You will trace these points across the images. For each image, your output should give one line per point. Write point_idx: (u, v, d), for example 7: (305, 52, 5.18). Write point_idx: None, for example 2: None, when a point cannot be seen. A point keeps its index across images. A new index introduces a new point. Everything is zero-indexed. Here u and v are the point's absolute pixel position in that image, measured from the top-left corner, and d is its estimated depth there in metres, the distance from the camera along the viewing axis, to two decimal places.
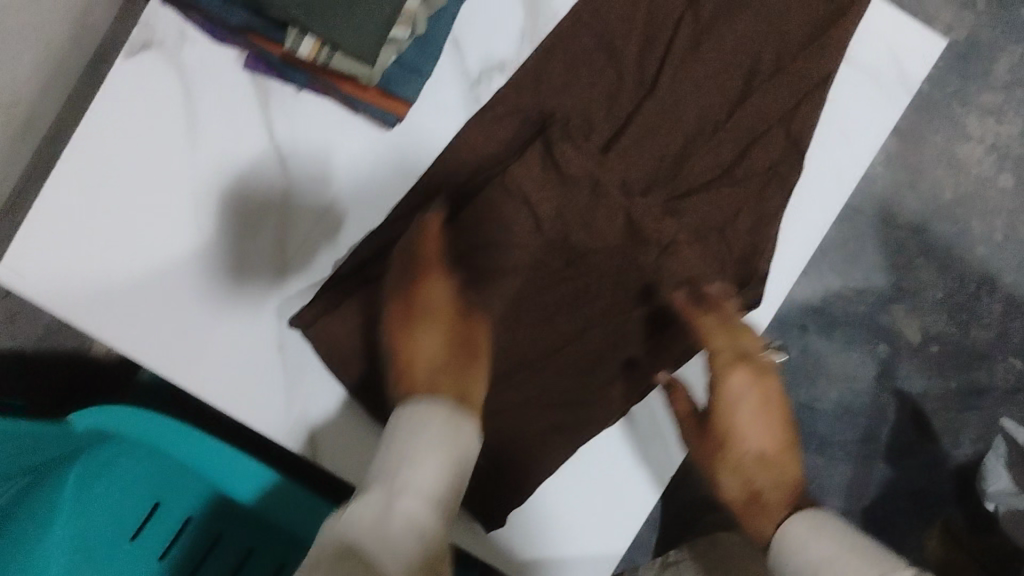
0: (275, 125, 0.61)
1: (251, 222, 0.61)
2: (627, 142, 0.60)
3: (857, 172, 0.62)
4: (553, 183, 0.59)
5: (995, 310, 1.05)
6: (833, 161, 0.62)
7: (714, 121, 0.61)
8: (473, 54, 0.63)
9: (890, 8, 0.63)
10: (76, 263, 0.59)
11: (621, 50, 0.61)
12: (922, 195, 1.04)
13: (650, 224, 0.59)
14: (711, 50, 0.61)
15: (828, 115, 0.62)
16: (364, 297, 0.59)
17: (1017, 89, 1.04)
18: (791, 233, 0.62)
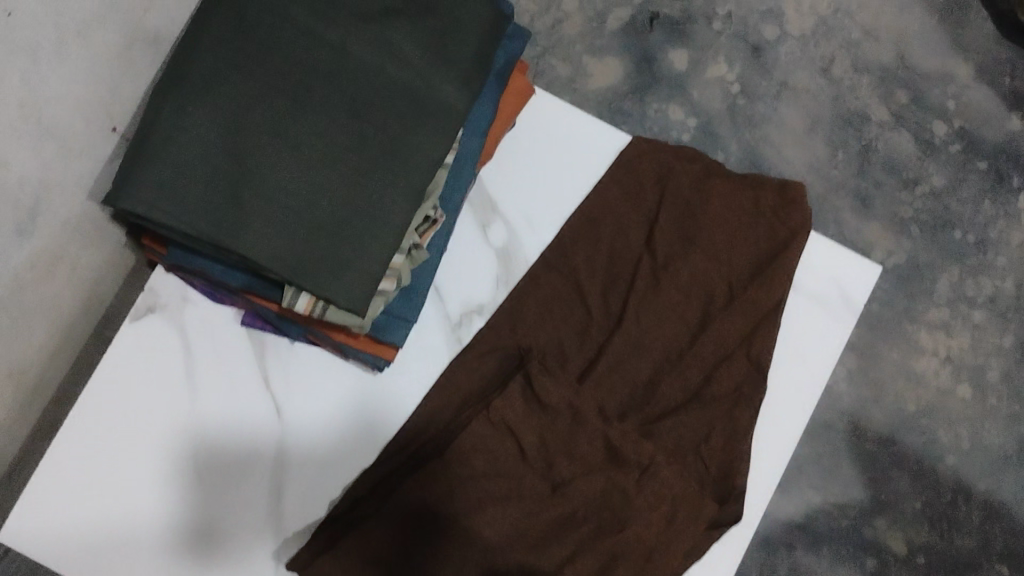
0: (271, 375, 0.66)
1: (247, 468, 0.64)
2: (599, 373, 0.65)
3: (817, 388, 0.66)
4: (534, 414, 0.64)
5: (974, 517, 1.07)
6: (795, 380, 0.66)
7: (678, 349, 0.66)
8: (454, 299, 0.68)
9: (829, 240, 0.69)
10: (77, 518, 0.62)
11: (589, 289, 0.67)
12: (887, 408, 1.08)
13: (628, 448, 0.63)
14: (671, 284, 0.66)
15: (784, 337, 0.67)
16: (356, 536, 0.61)
17: (960, 304, 1.11)
18: (763, 449, 0.65)
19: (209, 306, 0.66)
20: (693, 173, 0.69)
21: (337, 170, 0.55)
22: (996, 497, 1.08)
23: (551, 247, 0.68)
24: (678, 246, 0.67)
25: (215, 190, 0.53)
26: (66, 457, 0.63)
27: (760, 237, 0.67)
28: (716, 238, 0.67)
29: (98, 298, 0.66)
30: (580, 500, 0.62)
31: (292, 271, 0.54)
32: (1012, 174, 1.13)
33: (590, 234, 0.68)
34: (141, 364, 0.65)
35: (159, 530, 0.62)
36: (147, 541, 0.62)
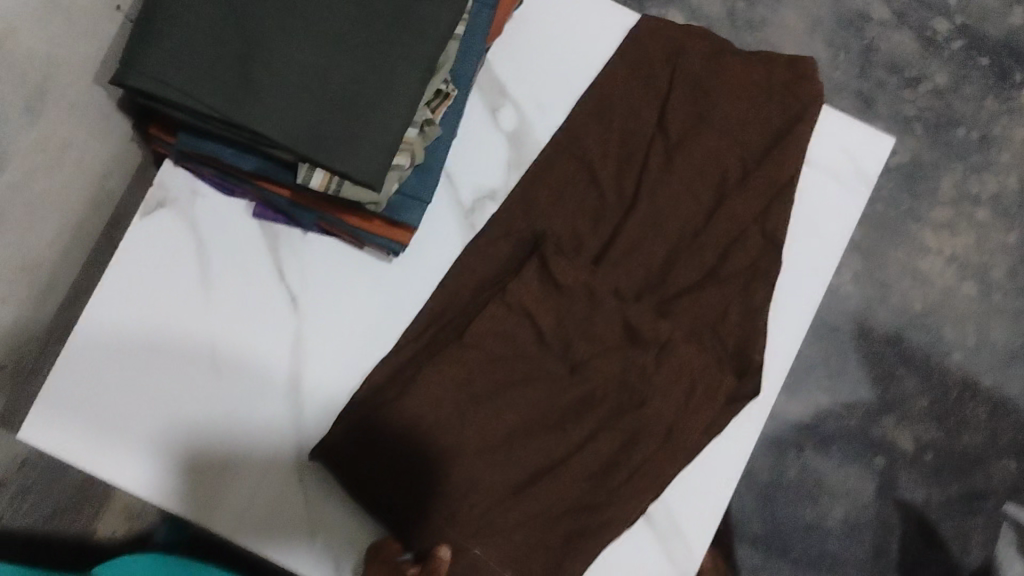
0: (285, 266, 0.66)
1: (266, 359, 0.64)
2: (615, 254, 0.65)
3: (833, 261, 0.67)
4: (551, 295, 0.63)
5: (981, 412, 1.08)
6: (808, 254, 0.66)
7: (693, 228, 0.65)
8: (466, 186, 0.68)
9: (839, 114, 0.69)
10: (96, 416, 0.62)
11: (603, 173, 0.67)
12: (893, 308, 1.09)
13: (646, 325, 0.62)
14: (682, 163, 0.66)
15: (798, 212, 0.67)
16: (377, 420, 0.61)
17: (965, 202, 1.11)
18: (777, 323, 0.65)
19: (221, 198, 0.66)
20: (703, 53, 0.68)
21: (348, 45, 0.54)
22: (1003, 392, 1.09)
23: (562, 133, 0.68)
24: (691, 126, 0.67)
25: (227, 70, 0.53)
26: (89, 357, 0.62)
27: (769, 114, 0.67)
28: (726, 116, 0.67)
29: (109, 195, 0.66)
30: (599, 380, 0.62)
31: (306, 146, 0.53)
32: (1015, 70, 1.13)
33: (602, 117, 0.68)
34: (156, 261, 0.64)
35: (187, 425, 0.62)
36: (175, 436, 0.62)
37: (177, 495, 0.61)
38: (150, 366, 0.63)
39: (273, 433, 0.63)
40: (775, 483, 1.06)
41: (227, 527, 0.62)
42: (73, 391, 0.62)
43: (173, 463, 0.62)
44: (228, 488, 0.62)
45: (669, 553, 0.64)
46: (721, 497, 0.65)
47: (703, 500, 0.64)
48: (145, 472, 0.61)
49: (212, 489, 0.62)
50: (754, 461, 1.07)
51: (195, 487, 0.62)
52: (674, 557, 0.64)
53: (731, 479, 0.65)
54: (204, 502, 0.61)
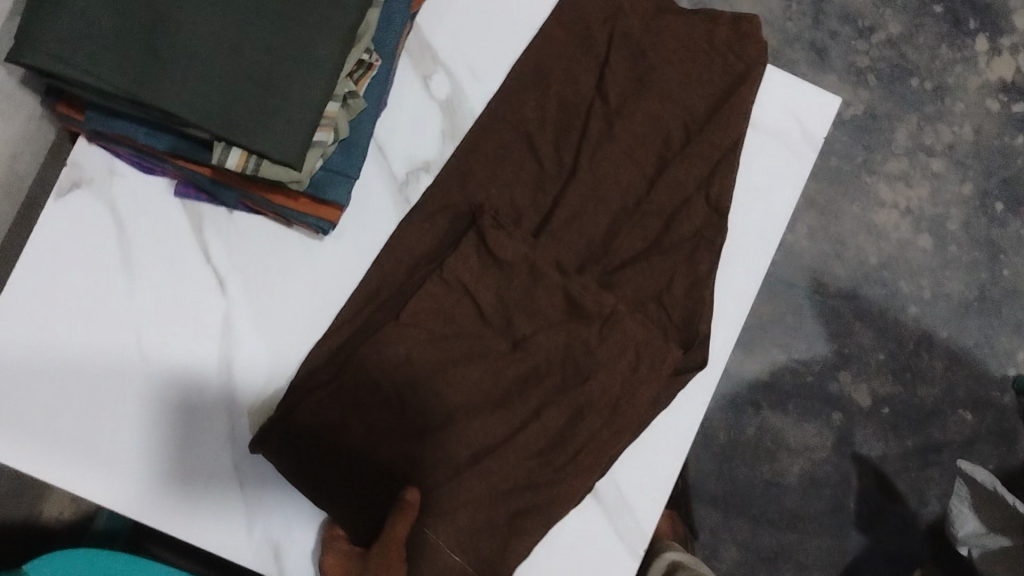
0: (211, 246, 0.63)
1: (195, 344, 0.61)
2: (556, 225, 0.62)
3: (780, 227, 0.65)
4: (491, 270, 0.60)
5: (937, 365, 1.08)
6: (753, 220, 0.64)
7: (636, 196, 0.63)
8: (398, 158, 0.65)
9: (783, 73, 0.67)
10: (18, 409, 0.59)
11: (541, 142, 0.64)
12: (849, 262, 1.08)
13: (590, 300, 0.60)
14: (622, 128, 0.64)
15: (744, 177, 0.65)
16: (311, 405, 0.58)
17: (919, 153, 1.10)
18: (723, 293, 0.64)
19: (142, 178, 0.63)
20: (641, 13, 0.66)
21: (260, 12, 0.51)
22: (958, 344, 1.08)
23: (498, 99, 0.65)
24: (633, 90, 0.65)
25: (130, 45, 0.50)
26: (8, 348, 0.59)
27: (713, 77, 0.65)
28: (667, 79, 0.65)
29: (21, 175, 0.62)
30: (544, 355, 0.60)
31: (222, 124, 0.50)
32: (968, 19, 1.12)
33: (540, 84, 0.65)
34: (76, 244, 0.62)
35: (116, 415, 0.60)
36: (102, 427, 0.59)
37: (109, 488, 0.59)
38: (76, 356, 0.60)
39: (210, 423, 0.61)
40: (733, 443, 1.06)
41: (160, 519, 0.59)
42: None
43: (106, 458, 0.59)
44: (166, 481, 0.60)
45: (617, 529, 0.62)
46: (669, 471, 0.63)
47: (653, 475, 0.63)
48: (75, 466, 0.59)
49: (145, 481, 0.60)
50: (711, 422, 1.06)
51: (127, 479, 0.59)
52: (623, 533, 0.62)
53: (681, 454, 0.63)
54: (137, 495, 0.59)
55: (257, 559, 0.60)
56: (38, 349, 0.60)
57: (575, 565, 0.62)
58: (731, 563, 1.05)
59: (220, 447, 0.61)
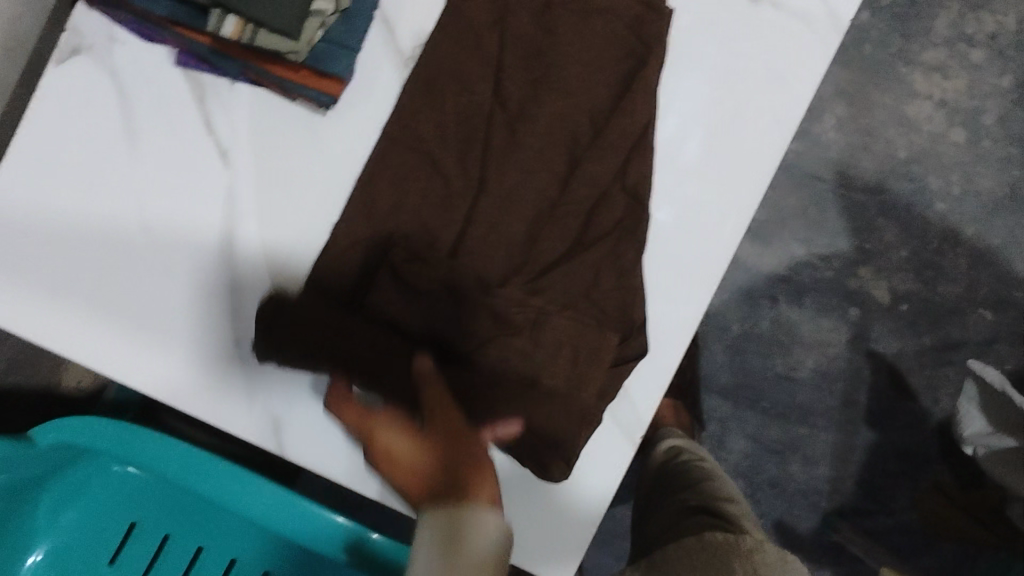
0: (212, 120, 0.61)
1: (195, 222, 0.61)
2: (500, 143, 0.60)
3: (749, 106, 0.62)
4: (411, 300, 0.58)
5: (961, 264, 1.06)
6: (758, 124, 0.62)
7: (635, 69, 0.60)
8: (404, 33, 0.62)
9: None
10: (29, 282, 0.60)
11: (539, 32, 0.61)
12: (877, 155, 1.05)
13: (515, 310, 0.58)
14: (611, 14, 0.61)
15: (698, 57, 0.62)
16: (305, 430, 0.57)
17: (959, 43, 1.05)
18: (693, 242, 0.62)
19: (141, 45, 0.60)
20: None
21: None
22: (984, 242, 1.06)
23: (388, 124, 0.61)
24: (559, 55, 0.61)
25: None
26: (15, 219, 0.60)
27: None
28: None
29: (23, 42, 0.61)
30: (490, 373, 0.57)
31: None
32: None
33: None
34: (80, 110, 0.61)
35: (120, 290, 0.61)
36: (108, 303, 0.61)
37: (116, 361, 0.61)
38: (84, 227, 0.61)
39: (224, 300, 0.61)
40: (746, 334, 1.06)
41: (167, 390, 0.61)
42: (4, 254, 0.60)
43: (113, 332, 0.61)
44: (170, 355, 0.61)
45: (613, 417, 0.63)
46: (667, 362, 0.63)
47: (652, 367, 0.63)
48: (85, 340, 0.61)
49: (152, 355, 0.61)
50: (726, 313, 1.06)
51: (134, 352, 0.61)
52: (621, 421, 0.63)
53: (679, 347, 0.63)
54: (144, 368, 0.61)
55: (257, 431, 0.62)
56: (45, 222, 0.60)
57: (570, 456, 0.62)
58: (738, 453, 1.07)
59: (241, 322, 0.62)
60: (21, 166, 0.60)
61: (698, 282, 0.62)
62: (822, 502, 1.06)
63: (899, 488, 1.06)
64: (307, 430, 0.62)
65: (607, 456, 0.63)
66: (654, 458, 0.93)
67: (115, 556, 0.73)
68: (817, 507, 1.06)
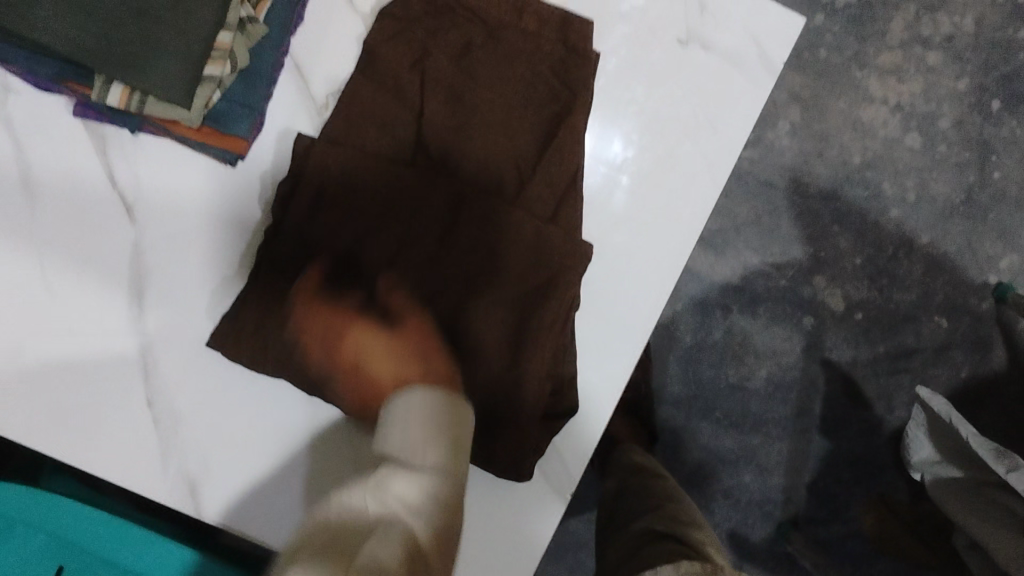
0: (116, 171, 0.59)
1: (101, 280, 0.59)
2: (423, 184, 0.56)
3: (683, 152, 0.59)
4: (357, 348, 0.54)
5: (916, 271, 1.04)
6: (689, 170, 0.59)
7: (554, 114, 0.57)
8: (318, 78, 0.60)
9: None
10: None
11: (460, 75, 0.58)
12: (831, 162, 1.03)
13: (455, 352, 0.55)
14: (532, 55, 0.58)
15: (625, 103, 0.59)
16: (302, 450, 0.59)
17: (915, 46, 1.03)
18: (622, 295, 0.60)
19: (37, 95, 0.58)
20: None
21: None
22: (939, 249, 1.04)
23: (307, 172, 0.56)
24: (479, 100, 0.57)
25: None
26: None
27: (636, 14, 0.59)
28: None
29: None
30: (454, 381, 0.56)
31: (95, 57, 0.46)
32: None
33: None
34: None
35: (27, 350, 0.59)
36: (13, 363, 0.59)
37: (22, 423, 0.59)
38: None
39: (136, 358, 0.59)
40: (699, 345, 1.04)
41: (77, 452, 0.59)
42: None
43: (18, 393, 0.58)
44: (79, 416, 0.59)
45: (542, 471, 0.61)
46: (595, 422, 0.61)
47: (580, 428, 0.61)
48: None
49: (60, 417, 0.59)
50: (679, 323, 1.04)
51: (40, 413, 0.59)
52: (550, 477, 0.61)
53: (607, 405, 0.61)
54: (51, 431, 0.59)
55: (174, 492, 0.60)
56: None
57: (498, 519, 0.60)
58: (691, 464, 1.05)
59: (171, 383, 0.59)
60: None
61: (627, 336, 0.60)
62: (775, 512, 1.06)
63: (852, 497, 1.05)
64: (228, 490, 0.60)
65: (535, 518, 0.61)
66: (617, 471, 0.91)
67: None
68: (771, 516, 1.06)
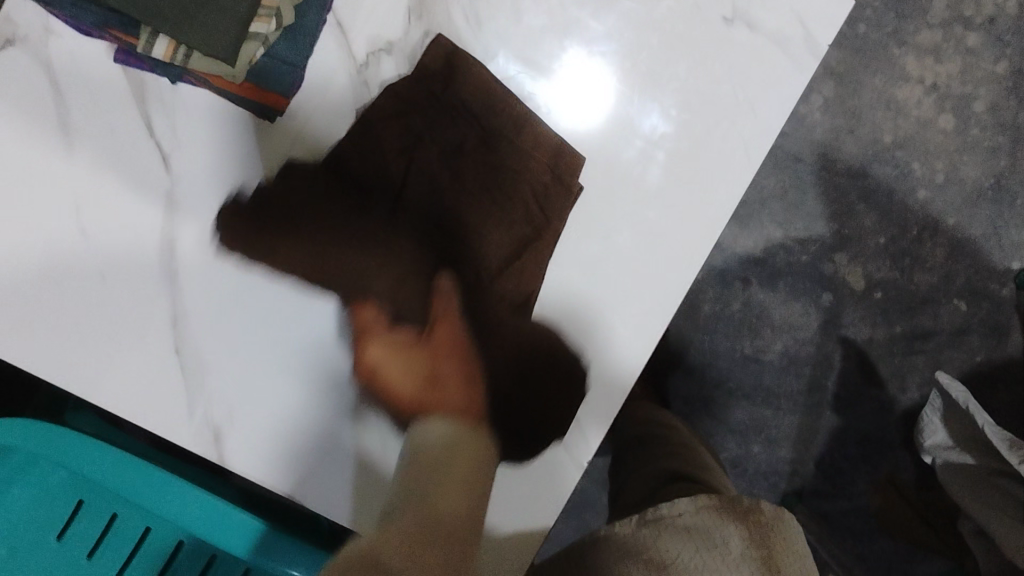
0: (154, 121, 0.59)
1: (134, 230, 0.59)
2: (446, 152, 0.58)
3: (720, 129, 0.59)
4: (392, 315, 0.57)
5: (939, 253, 1.04)
6: (727, 147, 0.59)
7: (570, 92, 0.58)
8: (360, 36, 0.59)
9: None
10: None
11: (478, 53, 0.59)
12: (862, 139, 1.02)
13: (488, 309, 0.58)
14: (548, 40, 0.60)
15: (663, 81, 0.59)
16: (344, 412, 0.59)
17: (955, 26, 1.01)
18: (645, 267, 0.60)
19: (79, 40, 0.58)
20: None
21: None
22: (964, 232, 1.03)
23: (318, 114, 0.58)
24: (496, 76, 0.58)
25: None
26: None
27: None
28: None
29: None
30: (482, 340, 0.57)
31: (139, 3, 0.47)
32: None
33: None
34: (14, 102, 0.57)
35: (57, 294, 0.59)
36: (43, 306, 0.59)
37: (52, 364, 0.59)
38: (22, 230, 0.58)
39: (167, 309, 0.60)
40: (717, 315, 1.04)
41: (104, 395, 0.60)
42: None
43: (49, 336, 0.59)
44: (108, 362, 0.60)
45: (561, 438, 0.61)
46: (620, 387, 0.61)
47: (593, 384, 0.61)
48: (18, 343, 0.59)
49: (90, 361, 0.60)
50: (697, 292, 1.04)
51: (69, 356, 0.59)
52: (567, 443, 0.61)
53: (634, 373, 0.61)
54: (79, 373, 0.60)
55: (196, 440, 0.61)
56: None
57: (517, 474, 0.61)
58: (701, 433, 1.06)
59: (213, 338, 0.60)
60: None
61: (649, 310, 0.60)
62: (781, 483, 1.07)
63: (858, 473, 1.06)
64: (249, 438, 0.61)
65: (551, 479, 0.61)
66: (631, 434, 0.92)
67: (64, 531, 0.69)
68: (776, 488, 1.07)
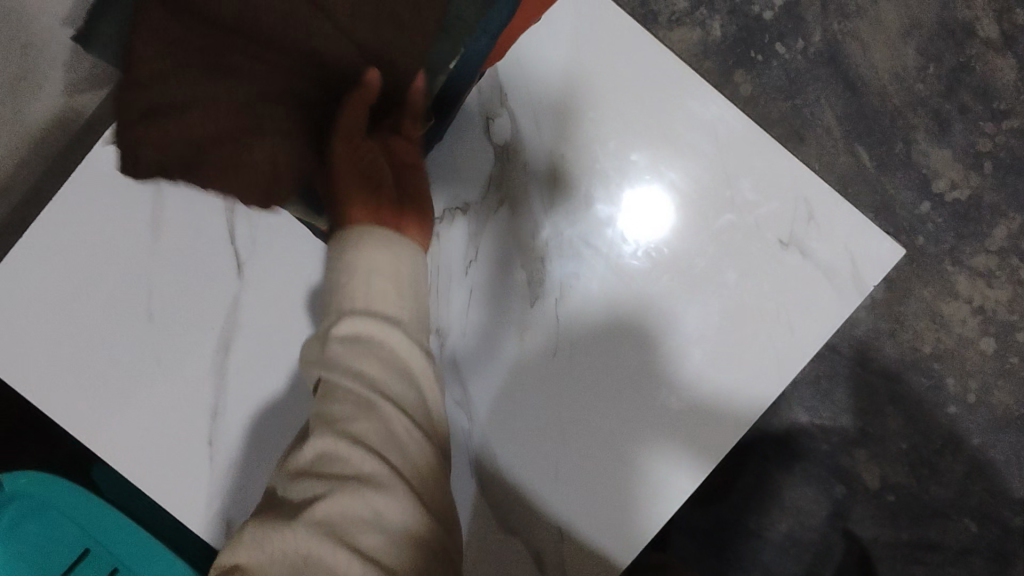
0: (237, 232, 0.65)
1: (195, 325, 0.64)
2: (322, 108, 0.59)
3: (770, 319, 0.63)
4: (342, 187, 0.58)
5: (957, 470, 1.04)
6: (769, 327, 0.63)
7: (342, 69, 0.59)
8: (439, 197, 0.67)
9: (804, 175, 0.64)
10: (38, 346, 0.64)
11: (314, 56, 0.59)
12: (902, 345, 1.04)
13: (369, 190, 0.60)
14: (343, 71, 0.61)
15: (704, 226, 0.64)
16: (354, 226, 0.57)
17: (1012, 257, 1.03)
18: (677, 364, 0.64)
19: None
20: (700, 114, 0.65)
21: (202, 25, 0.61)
22: (986, 455, 1.04)
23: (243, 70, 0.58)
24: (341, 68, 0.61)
25: None
26: (43, 283, 0.64)
27: (746, 207, 0.64)
28: (694, 166, 0.65)
29: None
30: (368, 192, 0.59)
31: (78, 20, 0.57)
32: None
33: (588, 168, 0.65)
34: (114, 193, 0.65)
35: (116, 373, 0.64)
36: (102, 379, 0.64)
37: (97, 431, 0.64)
38: (99, 309, 0.64)
39: (208, 404, 0.64)
40: (728, 484, 1.05)
41: (137, 468, 0.63)
42: (15, 306, 0.64)
43: (102, 410, 0.64)
44: (144, 442, 0.64)
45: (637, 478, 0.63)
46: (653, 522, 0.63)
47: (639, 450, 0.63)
48: (77, 404, 0.64)
49: (130, 437, 0.63)
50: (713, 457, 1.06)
51: (113, 428, 0.63)
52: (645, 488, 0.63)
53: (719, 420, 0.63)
54: (119, 447, 0.63)
55: (210, 523, 0.63)
56: (64, 296, 0.64)
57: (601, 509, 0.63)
58: None
59: (257, 413, 0.64)
60: (58, 236, 0.64)
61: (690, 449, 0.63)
62: None
63: None
64: None
65: (637, 515, 0.63)
66: None
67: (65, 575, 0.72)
68: None
